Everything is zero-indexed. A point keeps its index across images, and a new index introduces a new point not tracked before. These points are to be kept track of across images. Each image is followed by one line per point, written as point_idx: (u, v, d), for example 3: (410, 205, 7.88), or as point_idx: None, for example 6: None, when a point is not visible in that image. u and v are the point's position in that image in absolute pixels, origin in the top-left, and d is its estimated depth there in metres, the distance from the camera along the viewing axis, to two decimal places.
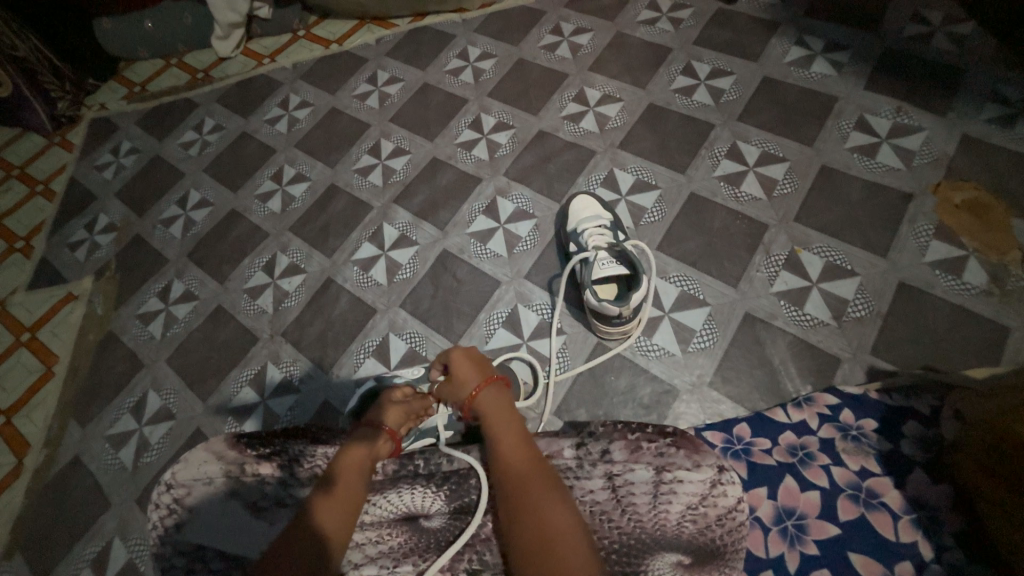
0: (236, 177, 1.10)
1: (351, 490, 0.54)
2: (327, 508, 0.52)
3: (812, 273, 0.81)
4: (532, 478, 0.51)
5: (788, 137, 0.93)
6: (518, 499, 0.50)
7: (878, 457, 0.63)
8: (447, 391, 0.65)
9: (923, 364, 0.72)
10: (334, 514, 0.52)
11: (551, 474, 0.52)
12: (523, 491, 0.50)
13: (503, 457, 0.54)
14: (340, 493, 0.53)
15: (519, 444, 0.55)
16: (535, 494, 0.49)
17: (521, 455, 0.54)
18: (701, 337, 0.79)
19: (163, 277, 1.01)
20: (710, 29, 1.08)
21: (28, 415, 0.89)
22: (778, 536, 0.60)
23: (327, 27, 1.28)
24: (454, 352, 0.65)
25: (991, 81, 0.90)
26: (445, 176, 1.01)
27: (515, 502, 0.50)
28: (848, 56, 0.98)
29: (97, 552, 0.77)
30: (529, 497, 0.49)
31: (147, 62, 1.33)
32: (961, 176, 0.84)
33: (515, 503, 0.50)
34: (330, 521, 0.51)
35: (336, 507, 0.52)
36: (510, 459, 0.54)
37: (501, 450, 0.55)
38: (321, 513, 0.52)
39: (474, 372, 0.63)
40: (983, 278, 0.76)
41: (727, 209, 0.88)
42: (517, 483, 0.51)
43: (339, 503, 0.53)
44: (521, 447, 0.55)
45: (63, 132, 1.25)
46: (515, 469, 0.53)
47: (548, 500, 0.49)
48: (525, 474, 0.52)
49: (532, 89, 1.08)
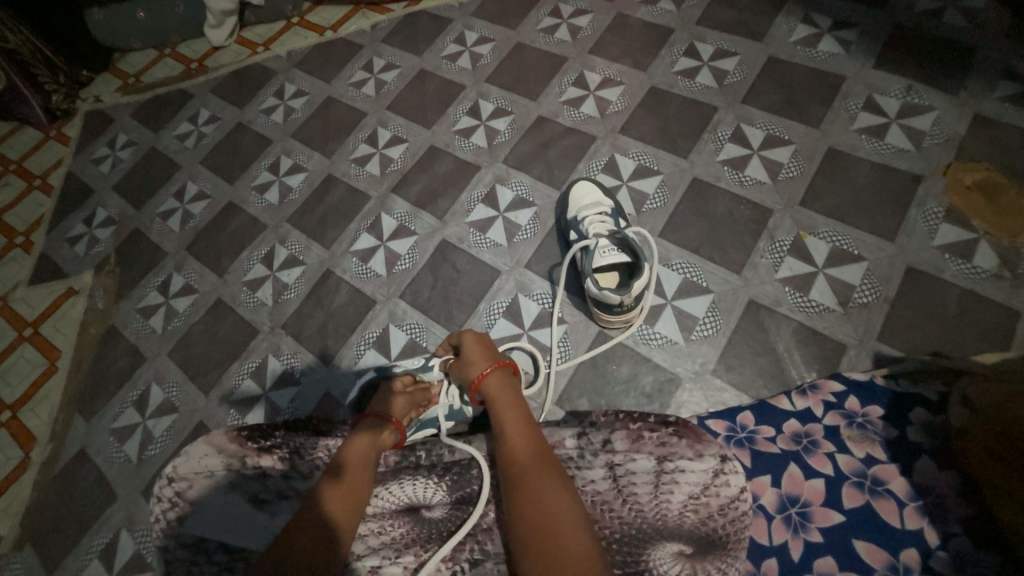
0: (233, 169, 1.09)
1: (357, 480, 0.55)
2: (335, 496, 0.52)
3: (818, 259, 0.80)
4: (534, 462, 0.51)
5: (794, 119, 0.91)
6: (518, 484, 0.50)
7: (883, 444, 0.62)
8: (457, 372, 0.67)
9: (931, 350, 0.71)
10: (341, 503, 0.52)
11: (553, 461, 0.52)
12: (524, 477, 0.50)
13: (506, 441, 0.55)
14: (348, 482, 0.54)
15: (523, 429, 0.55)
16: (535, 479, 0.49)
17: (524, 442, 0.54)
18: (704, 325, 0.78)
19: (163, 270, 1.00)
20: (713, 8, 1.04)
21: (33, 410, 0.90)
22: (782, 524, 0.59)
23: (321, 14, 1.26)
24: (470, 336, 0.68)
25: (1003, 57, 0.87)
26: (444, 164, 1.00)
27: (517, 487, 0.50)
28: (856, 33, 0.95)
29: (104, 544, 0.78)
30: (530, 482, 0.49)
31: (140, 53, 1.31)
32: (972, 157, 0.81)
33: (516, 488, 0.50)
34: (336, 510, 0.51)
35: (342, 497, 0.52)
36: (512, 444, 0.54)
37: (504, 435, 0.55)
38: (328, 502, 0.52)
39: (484, 359, 0.64)
40: (993, 261, 0.74)
41: (731, 193, 0.87)
42: (519, 467, 0.51)
43: (347, 491, 0.53)
44: (525, 432, 0.55)
45: (59, 125, 1.24)
46: (517, 454, 0.53)
47: (549, 486, 0.49)
48: (526, 462, 0.52)
49: (531, 74, 1.06)
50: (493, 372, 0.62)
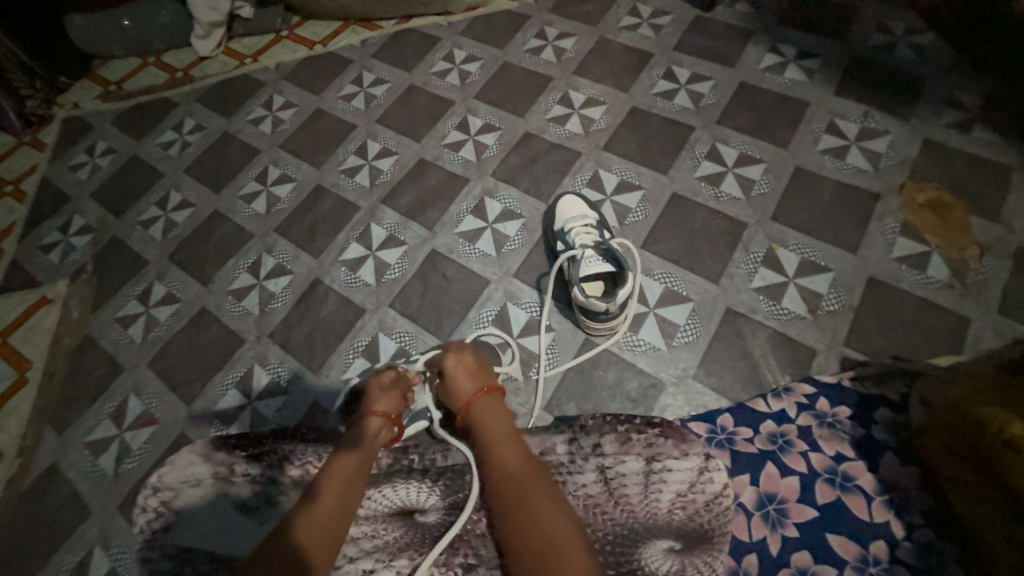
0: (219, 177, 1.09)
1: (333, 499, 0.53)
2: (309, 520, 0.50)
3: (789, 269, 0.85)
4: (525, 482, 0.52)
5: (764, 140, 0.97)
6: (512, 506, 0.51)
7: (852, 442, 0.67)
8: (443, 397, 0.66)
9: (893, 354, 0.76)
10: (316, 527, 0.50)
11: (543, 477, 0.53)
12: (517, 500, 0.51)
13: (496, 464, 0.55)
14: (324, 502, 0.52)
15: (511, 448, 0.56)
16: (528, 499, 0.50)
17: (513, 462, 0.55)
18: (685, 331, 0.82)
19: (144, 279, 0.98)
20: (689, 35, 1.11)
21: (1, 424, 0.86)
22: (760, 520, 0.63)
23: (311, 28, 1.28)
24: (450, 359, 0.66)
25: (948, 88, 0.96)
26: (433, 176, 1.02)
27: (511, 507, 0.51)
28: (818, 63, 1.03)
29: (76, 562, 0.75)
30: (523, 503, 0.50)
31: (123, 60, 1.30)
32: (924, 178, 0.89)
33: (510, 509, 0.51)
34: (309, 533, 0.49)
35: (318, 521, 0.50)
36: (503, 466, 0.54)
37: (493, 458, 0.56)
38: (301, 523, 0.50)
39: (470, 381, 0.64)
40: (945, 272, 0.81)
41: (708, 208, 0.92)
42: (511, 487, 0.52)
43: (321, 515, 0.51)
44: (515, 450, 0.56)
45: (33, 131, 1.21)
46: (506, 475, 0.53)
47: (543, 505, 0.50)
48: (517, 482, 0.52)
49: (518, 91, 1.10)
50: (482, 395, 0.62)
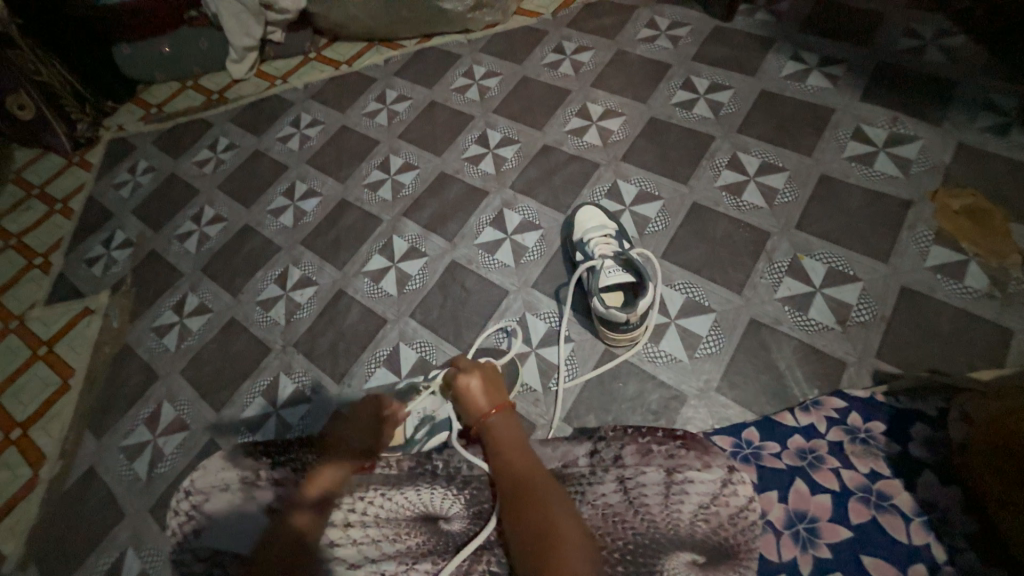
0: (249, 193, 1.13)
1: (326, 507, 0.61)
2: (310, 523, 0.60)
3: (815, 279, 0.82)
4: (538, 502, 0.51)
5: (787, 148, 0.95)
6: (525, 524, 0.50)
7: (887, 459, 0.64)
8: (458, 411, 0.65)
9: (930, 367, 0.73)
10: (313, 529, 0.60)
11: (556, 497, 0.52)
12: (531, 519, 0.50)
13: (511, 483, 0.54)
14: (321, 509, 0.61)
15: (526, 469, 0.55)
16: (543, 522, 0.49)
17: (528, 481, 0.54)
18: (707, 342, 0.80)
19: (178, 290, 1.03)
20: (708, 46, 1.11)
21: (45, 428, 0.91)
22: (790, 540, 0.60)
23: (337, 49, 1.33)
24: (464, 372, 0.64)
25: (982, 91, 0.93)
26: (453, 189, 1.04)
27: (525, 527, 0.50)
28: (842, 69, 1.02)
29: (110, 563, 0.77)
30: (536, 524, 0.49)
31: (163, 85, 1.38)
32: (958, 184, 0.86)
33: (524, 527, 0.50)
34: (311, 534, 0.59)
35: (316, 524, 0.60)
36: (518, 486, 0.53)
37: (508, 476, 0.55)
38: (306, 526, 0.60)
39: (482, 397, 0.62)
40: (984, 281, 0.77)
41: (729, 217, 0.90)
42: (525, 506, 0.51)
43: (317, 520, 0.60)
44: (528, 471, 0.55)
45: (81, 152, 1.29)
46: (521, 496, 0.52)
47: (558, 523, 0.49)
48: (530, 502, 0.51)
49: (537, 105, 1.11)
50: (494, 412, 0.61)
